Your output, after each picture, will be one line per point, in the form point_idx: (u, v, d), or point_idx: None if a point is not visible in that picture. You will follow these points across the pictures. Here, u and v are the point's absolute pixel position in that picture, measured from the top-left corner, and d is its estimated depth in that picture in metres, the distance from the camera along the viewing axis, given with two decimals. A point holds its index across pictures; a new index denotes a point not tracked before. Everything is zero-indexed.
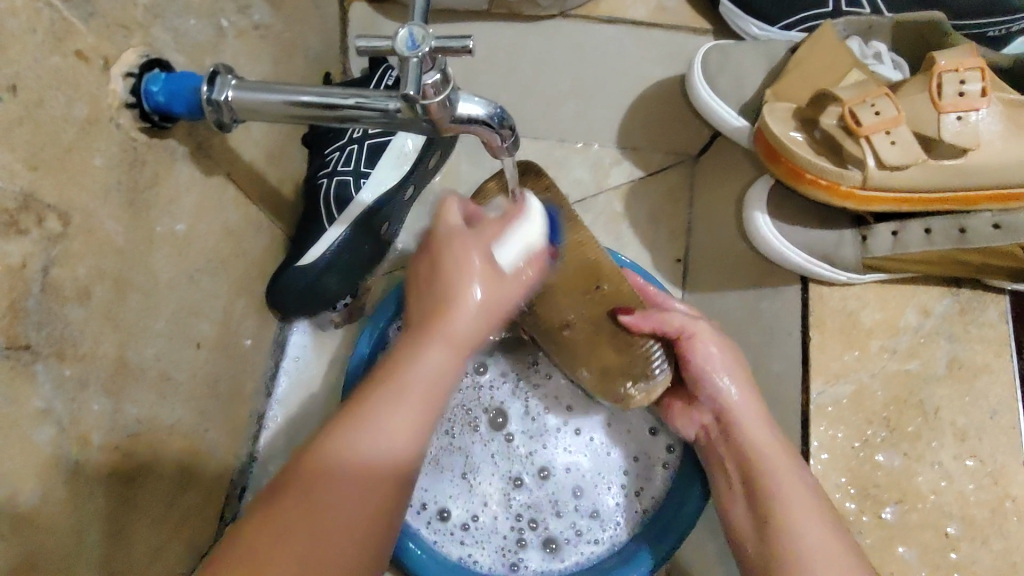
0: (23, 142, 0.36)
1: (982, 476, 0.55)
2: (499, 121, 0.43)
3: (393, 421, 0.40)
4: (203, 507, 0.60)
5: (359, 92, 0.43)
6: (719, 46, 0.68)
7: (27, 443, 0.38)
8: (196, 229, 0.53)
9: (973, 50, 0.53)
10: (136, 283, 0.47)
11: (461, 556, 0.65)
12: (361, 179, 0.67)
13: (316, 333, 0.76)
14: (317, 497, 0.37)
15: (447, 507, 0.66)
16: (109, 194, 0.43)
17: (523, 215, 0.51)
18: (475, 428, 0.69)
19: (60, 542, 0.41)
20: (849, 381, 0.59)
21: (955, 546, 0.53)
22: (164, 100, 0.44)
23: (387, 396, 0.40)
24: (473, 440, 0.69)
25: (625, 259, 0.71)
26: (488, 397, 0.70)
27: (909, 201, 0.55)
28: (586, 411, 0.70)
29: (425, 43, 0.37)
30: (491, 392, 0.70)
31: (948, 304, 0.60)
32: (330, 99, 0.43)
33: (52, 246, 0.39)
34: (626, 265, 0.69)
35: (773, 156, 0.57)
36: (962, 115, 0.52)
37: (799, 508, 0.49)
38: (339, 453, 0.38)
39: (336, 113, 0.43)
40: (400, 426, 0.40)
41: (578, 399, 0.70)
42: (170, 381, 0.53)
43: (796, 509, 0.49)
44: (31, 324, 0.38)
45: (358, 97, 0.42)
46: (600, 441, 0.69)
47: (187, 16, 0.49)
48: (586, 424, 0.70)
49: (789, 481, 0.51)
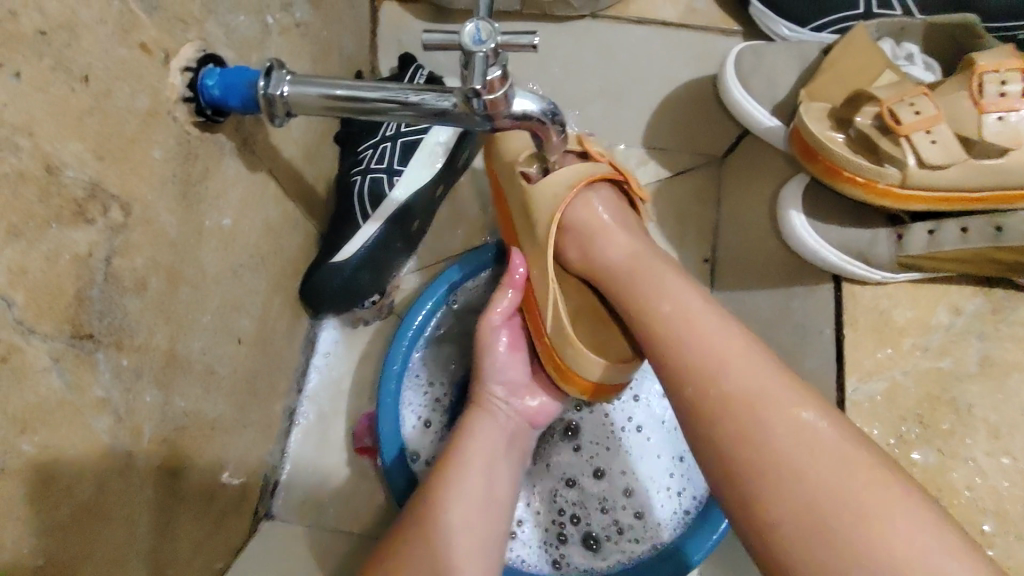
0: (93, 131, 0.37)
1: (1015, 473, 0.55)
2: (551, 116, 0.45)
3: (464, 474, 0.51)
4: (240, 502, 0.60)
5: (388, 84, 0.43)
6: (753, 47, 0.69)
7: (87, 431, 0.39)
8: (239, 223, 0.54)
9: (1012, 52, 0.54)
10: (186, 276, 0.47)
11: None
12: (394, 176, 0.68)
13: (344, 330, 0.76)
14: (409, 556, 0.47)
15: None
16: (166, 185, 0.44)
17: (517, 287, 0.60)
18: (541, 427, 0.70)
19: (114, 532, 0.42)
20: (883, 378, 0.59)
21: (989, 542, 0.54)
22: (219, 94, 0.45)
23: (451, 450, 0.54)
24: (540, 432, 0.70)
25: None
26: None
27: (948, 200, 0.55)
28: (652, 411, 0.70)
29: (492, 38, 0.38)
30: None
31: (980, 303, 0.61)
32: (359, 93, 0.44)
33: (114, 236, 0.39)
34: None
35: (810, 155, 0.58)
36: (1003, 115, 0.52)
37: (753, 378, 0.42)
38: (425, 521, 0.49)
39: (363, 105, 0.44)
40: (471, 471, 0.52)
41: (647, 397, 0.71)
42: (214, 375, 0.53)
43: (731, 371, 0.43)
44: (95, 313, 0.38)
45: (387, 91, 0.43)
46: (656, 443, 0.69)
47: (237, 12, 0.49)
48: (652, 425, 0.70)
49: (725, 354, 0.44)
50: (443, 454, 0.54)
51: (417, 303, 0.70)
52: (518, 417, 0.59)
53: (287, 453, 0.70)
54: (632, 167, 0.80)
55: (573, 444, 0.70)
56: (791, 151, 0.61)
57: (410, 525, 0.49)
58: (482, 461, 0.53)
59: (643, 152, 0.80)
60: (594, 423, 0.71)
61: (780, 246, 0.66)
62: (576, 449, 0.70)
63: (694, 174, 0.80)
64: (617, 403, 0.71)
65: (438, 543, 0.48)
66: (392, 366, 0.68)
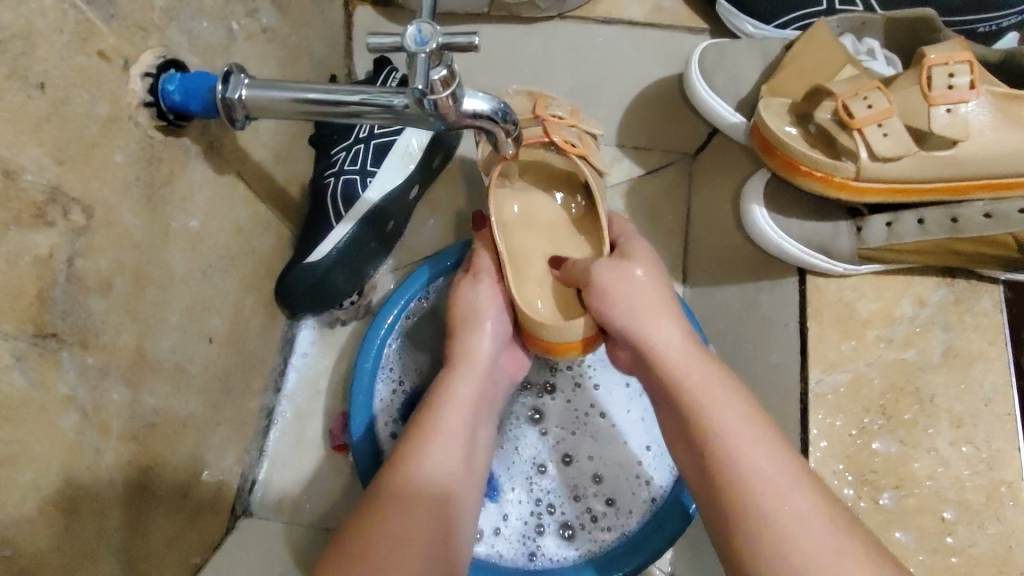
0: (51, 137, 0.38)
1: (977, 462, 0.56)
2: (503, 115, 0.46)
3: (438, 438, 0.50)
4: (215, 500, 0.62)
5: (364, 88, 0.44)
6: (716, 45, 0.70)
7: (54, 428, 0.40)
8: (208, 225, 0.55)
9: (962, 45, 0.55)
10: (153, 277, 0.49)
11: (485, 551, 0.66)
12: (366, 178, 0.69)
13: (322, 330, 0.77)
14: (384, 515, 0.46)
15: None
16: (129, 189, 0.45)
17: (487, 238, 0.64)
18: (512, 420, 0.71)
19: (86, 525, 0.43)
20: (847, 370, 0.59)
21: (951, 531, 0.55)
22: (180, 99, 0.46)
23: (429, 414, 0.52)
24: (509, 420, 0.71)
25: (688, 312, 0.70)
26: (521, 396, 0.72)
27: (902, 191, 0.56)
28: (614, 395, 0.72)
29: (433, 39, 0.39)
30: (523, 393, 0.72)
31: (942, 294, 0.62)
32: (338, 97, 0.44)
33: (76, 239, 0.41)
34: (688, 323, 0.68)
35: (768, 150, 0.59)
36: (952, 107, 0.54)
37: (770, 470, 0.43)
38: (399, 486, 0.48)
39: (343, 109, 0.44)
40: (444, 434, 0.51)
41: (610, 382, 0.72)
42: (185, 374, 0.54)
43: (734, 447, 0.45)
44: (58, 313, 0.40)
45: (363, 93, 0.43)
46: (621, 427, 0.71)
47: (200, 18, 0.51)
48: (618, 410, 0.72)
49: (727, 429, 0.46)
50: (420, 418, 0.52)
51: (389, 303, 0.71)
52: (498, 369, 0.58)
53: (265, 451, 0.72)
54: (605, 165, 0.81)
55: (538, 432, 0.71)
56: (753, 146, 0.62)
57: (381, 487, 0.48)
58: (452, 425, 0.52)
59: (616, 151, 0.81)
60: (565, 413, 0.72)
61: (745, 241, 0.67)
62: (542, 436, 0.71)
63: (666, 171, 0.81)
64: (580, 389, 0.72)
65: (411, 507, 0.47)
66: (365, 361, 0.69)
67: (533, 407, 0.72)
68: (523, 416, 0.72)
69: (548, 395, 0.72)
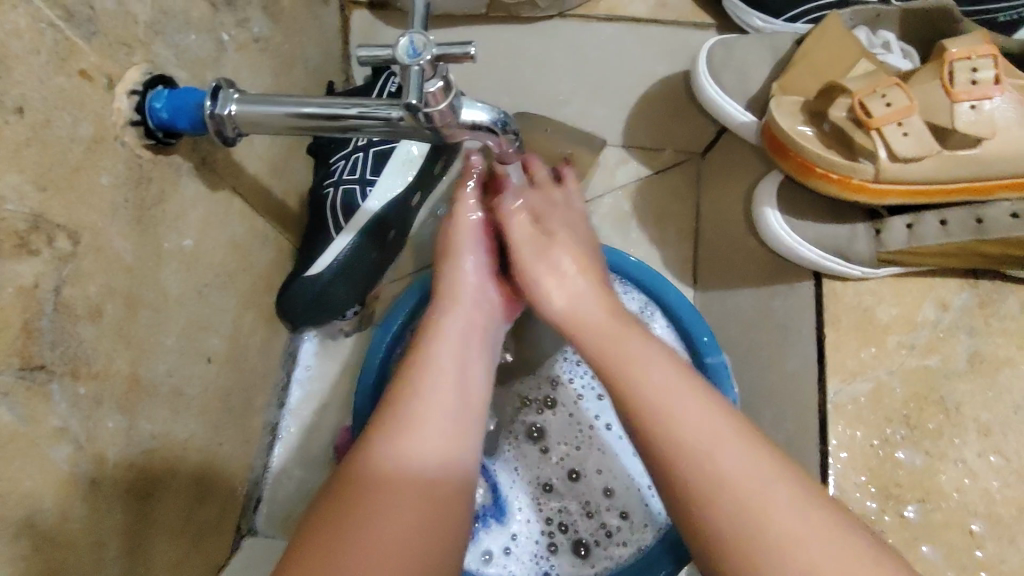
0: (32, 163, 0.37)
1: (1007, 473, 0.54)
2: (502, 125, 0.44)
3: (428, 418, 0.42)
4: (220, 521, 0.60)
5: (361, 101, 0.42)
6: (724, 42, 0.67)
7: (45, 462, 0.39)
8: (203, 243, 0.53)
9: (983, 38, 0.53)
10: (146, 300, 0.47)
11: None
12: (367, 187, 0.67)
13: (325, 342, 0.76)
14: (359, 507, 0.38)
15: (481, 531, 0.65)
16: (117, 212, 0.43)
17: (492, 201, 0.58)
18: (516, 438, 0.70)
19: (81, 558, 0.42)
20: (867, 378, 0.57)
21: (981, 545, 0.52)
22: (167, 117, 0.44)
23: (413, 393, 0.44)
24: (508, 438, 0.70)
25: (707, 336, 0.64)
26: (522, 414, 0.71)
27: (923, 192, 0.54)
28: None
29: (426, 51, 0.37)
30: (525, 412, 0.71)
31: (967, 297, 0.59)
32: (331, 110, 0.42)
33: (63, 266, 0.40)
34: (707, 340, 0.64)
35: (781, 151, 0.56)
36: (975, 103, 0.51)
37: (682, 415, 0.41)
38: (373, 474, 0.40)
39: (338, 123, 0.42)
40: (426, 414, 0.43)
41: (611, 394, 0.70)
42: (183, 397, 0.53)
43: (678, 414, 0.41)
44: (45, 344, 0.39)
45: (359, 107, 0.41)
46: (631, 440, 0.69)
47: (187, 31, 0.49)
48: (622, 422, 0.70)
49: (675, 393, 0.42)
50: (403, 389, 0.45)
51: (395, 310, 0.70)
52: (490, 339, 0.51)
53: (270, 466, 0.70)
54: (611, 166, 0.78)
55: (541, 449, 0.70)
56: (764, 146, 0.60)
57: (353, 474, 0.40)
58: (438, 412, 0.43)
59: (622, 152, 0.79)
60: (572, 428, 0.70)
61: (757, 243, 0.65)
62: (545, 454, 0.70)
63: (674, 172, 0.78)
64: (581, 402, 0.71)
65: (390, 501, 0.39)
66: (367, 373, 0.68)
67: (535, 425, 0.70)
68: (527, 435, 0.70)
69: (552, 411, 0.71)
